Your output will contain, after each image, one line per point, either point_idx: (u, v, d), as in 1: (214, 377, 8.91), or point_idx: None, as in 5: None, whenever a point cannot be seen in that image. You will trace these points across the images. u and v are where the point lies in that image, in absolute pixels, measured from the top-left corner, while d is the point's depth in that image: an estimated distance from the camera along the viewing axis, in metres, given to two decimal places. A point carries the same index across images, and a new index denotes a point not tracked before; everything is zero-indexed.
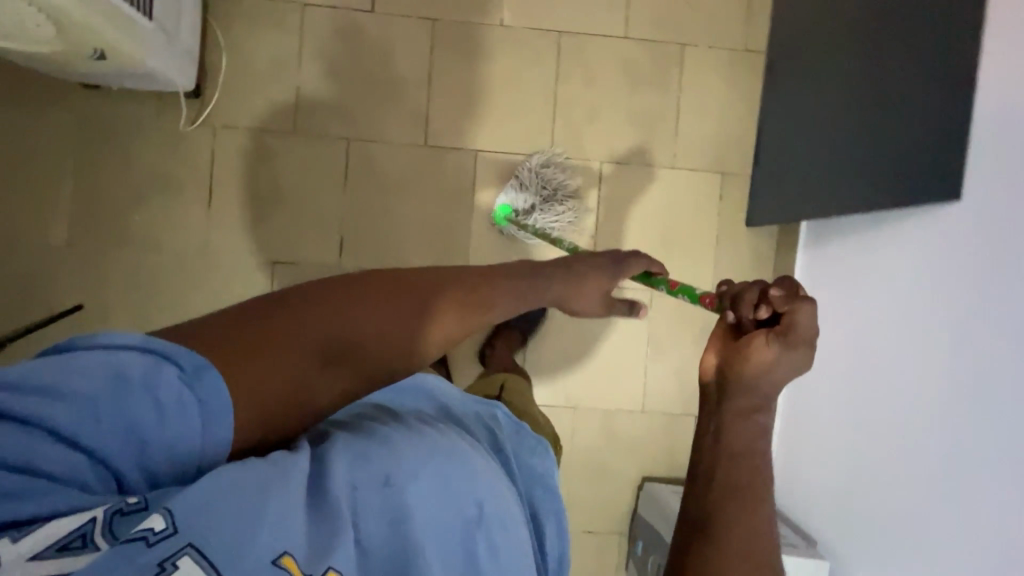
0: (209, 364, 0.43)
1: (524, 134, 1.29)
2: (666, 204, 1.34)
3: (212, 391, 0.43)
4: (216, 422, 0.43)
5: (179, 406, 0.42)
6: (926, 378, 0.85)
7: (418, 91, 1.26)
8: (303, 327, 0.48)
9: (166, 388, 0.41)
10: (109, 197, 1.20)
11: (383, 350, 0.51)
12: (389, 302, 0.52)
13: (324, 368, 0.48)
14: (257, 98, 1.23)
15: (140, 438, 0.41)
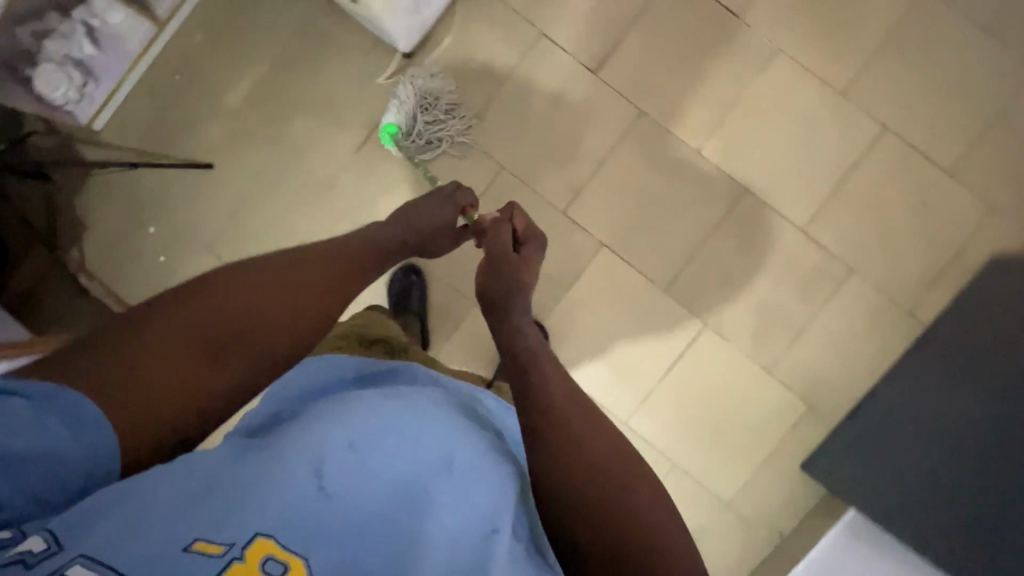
0: (64, 389, 0.54)
1: (653, 255, 1.26)
2: (739, 400, 1.25)
3: (61, 413, 0.53)
4: (90, 433, 0.54)
5: (33, 427, 0.52)
6: None
7: (586, 163, 1.27)
8: (168, 332, 0.61)
9: (15, 416, 0.52)
10: (289, 97, 1.30)
11: (257, 329, 0.67)
12: (229, 290, 0.67)
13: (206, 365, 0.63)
14: (453, 86, 1.28)
15: (5, 467, 0.50)
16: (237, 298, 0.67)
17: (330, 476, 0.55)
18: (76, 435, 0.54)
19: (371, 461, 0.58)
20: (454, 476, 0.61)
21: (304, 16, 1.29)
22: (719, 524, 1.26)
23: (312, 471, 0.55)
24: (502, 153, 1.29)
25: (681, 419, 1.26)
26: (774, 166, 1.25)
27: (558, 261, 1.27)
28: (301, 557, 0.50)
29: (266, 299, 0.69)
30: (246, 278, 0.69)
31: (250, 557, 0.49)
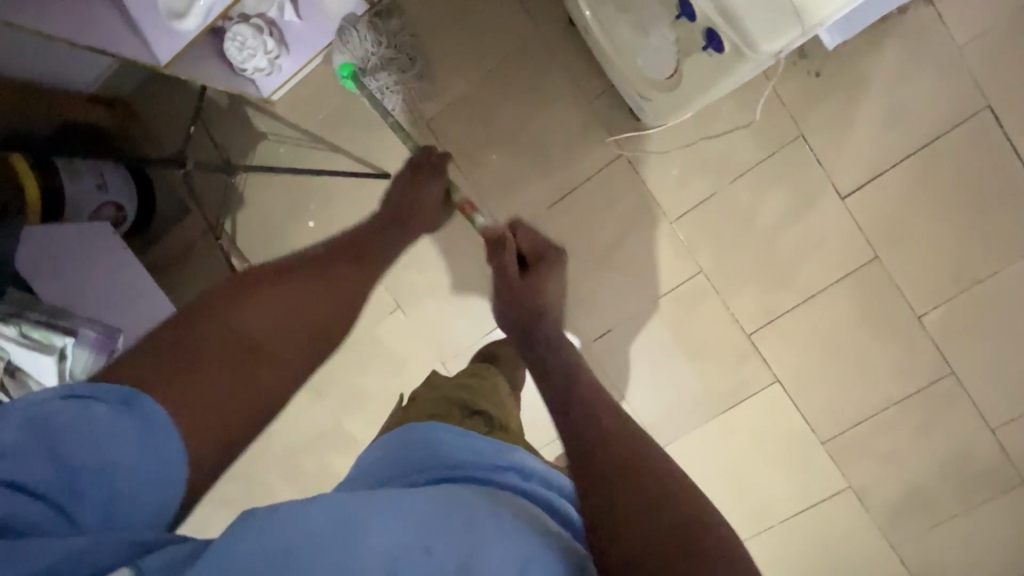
0: (134, 393, 0.57)
1: (826, 408, 1.18)
2: (850, 566, 1.23)
3: (136, 419, 0.56)
4: (159, 439, 0.57)
5: (107, 431, 0.55)
6: None
7: (793, 295, 1.14)
8: (224, 339, 0.67)
9: (97, 420, 0.55)
10: (487, 123, 1.14)
11: (282, 340, 0.73)
12: (253, 294, 0.73)
13: (254, 366, 0.68)
14: (676, 166, 1.11)
15: (91, 483, 0.53)
16: (275, 309, 0.74)
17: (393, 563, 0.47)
18: (143, 446, 0.56)
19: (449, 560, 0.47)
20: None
21: (532, 35, 1.10)
22: None
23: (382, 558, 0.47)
24: (705, 255, 1.14)
25: (785, 561, 1.26)
26: (996, 358, 1.12)
27: (723, 384, 1.20)
28: None
29: (298, 314, 0.76)
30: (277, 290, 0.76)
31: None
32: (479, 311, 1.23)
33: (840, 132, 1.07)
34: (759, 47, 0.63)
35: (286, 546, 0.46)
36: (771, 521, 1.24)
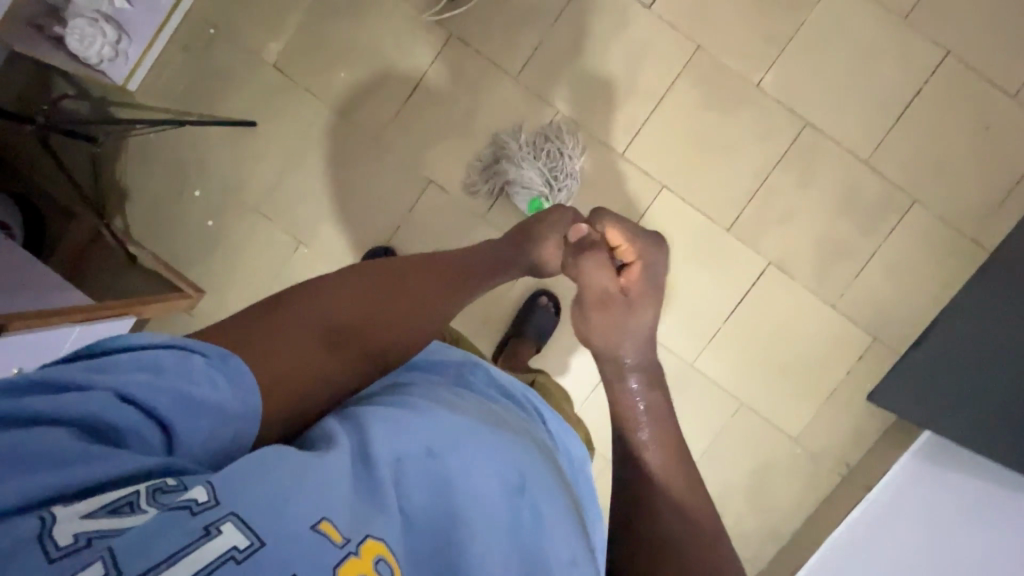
0: (232, 354, 0.49)
1: (717, 194, 1.24)
2: (804, 340, 1.25)
3: (229, 375, 0.48)
4: (247, 396, 0.48)
5: (204, 380, 0.45)
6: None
7: (643, 104, 1.23)
8: (302, 316, 0.58)
9: (200, 371, 0.45)
10: (331, 46, 1.24)
11: (372, 334, 0.62)
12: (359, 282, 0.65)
13: (320, 349, 0.57)
14: (500, 29, 1.23)
15: (184, 415, 0.43)
16: (363, 287, 0.65)
17: (397, 476, 0.43)
18: (238, 396, 0.47)
19: (453, 474, 0.45)
20: (533, 497, 0.48)
21: None
22: (789, 466, 1.26)
23: (391, 471, 0.43)
24: (555, 96, 1.23)
25: (745, 359, 1.26)
26: (835, 97, 1.22)
27: (620, 207, 1.25)
28: (342, 532, 0.37)
29: (386, 303, 0.65)
30: (371, 279, 0.66)
31: (361, 561, 0.37)
32: (375, 220, 1.26)
33: None
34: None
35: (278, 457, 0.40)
36: (716, 323, 1.25)
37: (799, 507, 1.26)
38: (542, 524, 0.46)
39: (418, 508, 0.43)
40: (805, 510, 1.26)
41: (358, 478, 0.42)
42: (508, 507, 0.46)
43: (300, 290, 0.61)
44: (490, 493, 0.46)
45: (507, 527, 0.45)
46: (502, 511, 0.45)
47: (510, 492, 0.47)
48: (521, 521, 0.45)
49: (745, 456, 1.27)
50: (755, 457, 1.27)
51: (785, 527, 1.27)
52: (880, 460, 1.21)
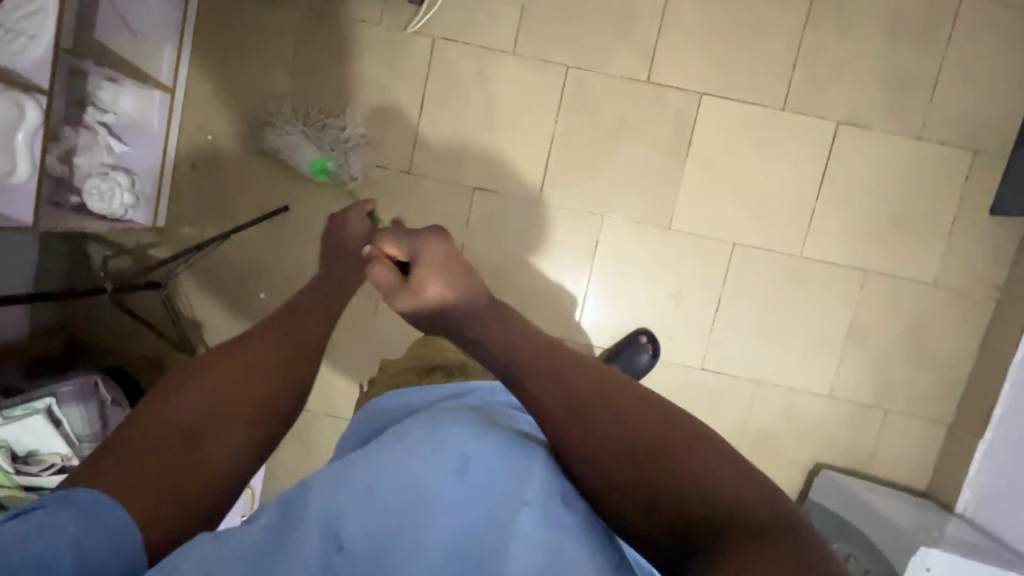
0: (74, 488, 0.45)
1: (759, 78, 1.17)
2: (903, 182, 1.18)
3: (77, 510, 0.43)
4: (103, 516, 0.44)
5: (43, 531, 0.41)
6: None
7: (649, 22, 1.16)
8: (152, 432, 0.51)
9: (33, 525, 0.41)
10: (326, 101, 1.21)
11: (237, 400, 0.56)
12: (211, 360, 0.58)
13: (183, 448, 0.50)
14: (479, 12, 1.17)
15: None
16: (223, 368, 0.58)
17: (325, 530, 0.44)
18: (88, 524, 0.43)
19: (388, 489, 0.46)
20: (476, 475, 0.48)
21: (303, 9, 1.19)
22: (939, 311, 1.20)
23: (314, 531, 0.44)
24: (560, 54, 1.18)
25: (850, 226, 1.20)
26: None
27: (668, 132, 1.19)
28: None
29: (257, 368, 0.59)
30: (215, 363, 0.58)
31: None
32: None
33: None
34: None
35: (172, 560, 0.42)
36: (808, 204, 1.20)
37: (962, 348, 1.20)
38: (499, 481, 0.48)
39: (359, 539, 0.44)
40: (970, 348, 1.20)
41: (273, 540, 0.44)
42: (453, 487, 0.47)
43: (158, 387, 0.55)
44: (428, 483, 0.47)
45: (444, 506, 0.46)
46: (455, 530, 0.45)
47: (456, 474, 0.47)
48: (457, 496, 0.46)
49: (888, 319, 1.21)
50: (900, 317, 1.21)
51: (957, 372, 1.21)
52: None
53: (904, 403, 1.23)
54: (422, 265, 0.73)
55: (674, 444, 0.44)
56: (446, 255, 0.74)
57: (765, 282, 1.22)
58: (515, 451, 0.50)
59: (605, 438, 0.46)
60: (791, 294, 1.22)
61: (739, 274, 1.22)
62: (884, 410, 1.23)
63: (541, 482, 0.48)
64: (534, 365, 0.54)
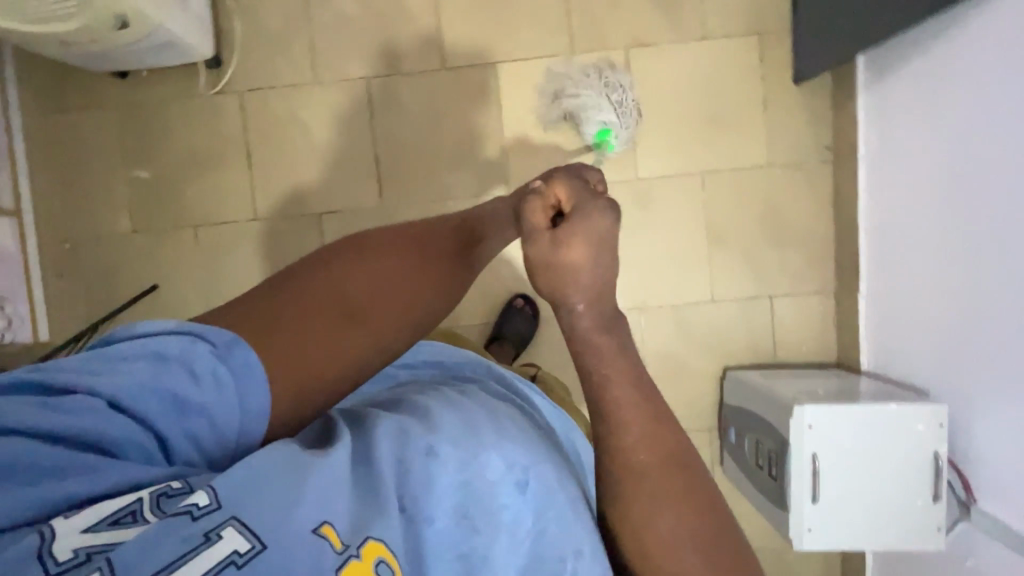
0: (238, 339, 0.46)
1: (541, 32, 1.24)
2: (705, 82, 1.24)
3: (240, 366, 0.45)
4: (250, 389, 0.45)
5: (213, 381, 0.44)
6: (946, 220, 0.95)
7: (426, 16, 1.24)
8: (318, 304, 0.51)
9: (204, 364, 0.44)
10: (163, 178, 1.28)
11: (395, 311, 0.54)
12: (398, 262, 0.56)
13: (345, 328, 0.51)
14: (274, 56, 1.25)
15: (174, 416, 0.43)
16: (400, 267, 0.56)
17: (399, 488, 0.43)
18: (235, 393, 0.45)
19: (452, 471, 0.45)
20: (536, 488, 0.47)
21: (118, 103, 1.27)
22: (781, 187, 1.24)
23: (396, 495, 0.42)
24: (358, 69, 1.25)
25: (674, 137, 1.24)
26: None
27: (479, 105, 1.25)
28: (326, 531, 0.38)
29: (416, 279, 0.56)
30: (394, 243, 0.57)
31: (364, 564, 0.37)
32: None
33: None
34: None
35: (246, 477, 0.39)
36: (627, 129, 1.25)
37: (817, 214, 1.23)
38: (560, 494, 0.48)
39: (437, 522, 0.42)
40: (824, 212, 1.23)
41: (361, 490, 0.42)
42: (512, 504, 0.45)
43: (336, 259, 0.55)
44: (501, 496, 0.45)
45: (508, 524, 0.45)
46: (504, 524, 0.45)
47: (520, 487, 0.47)
48: (520, 520, 0.45)
49: (739, 210, 1.24)
50: (749, 204, 1.24)
51: (820, 238, 1.24)
52: (847, 123, 1.19)
53: (784, 283, 1.25)
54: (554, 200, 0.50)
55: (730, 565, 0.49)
56: (612, 238, 0.47)
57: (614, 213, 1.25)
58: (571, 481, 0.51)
59: (655, 535, 0.50)
60: (642, 216, 1.25)
61: None
62: (768, 296, 1.25)
63: (586, 530, 0.48)
64: (670, 466, 0.51)
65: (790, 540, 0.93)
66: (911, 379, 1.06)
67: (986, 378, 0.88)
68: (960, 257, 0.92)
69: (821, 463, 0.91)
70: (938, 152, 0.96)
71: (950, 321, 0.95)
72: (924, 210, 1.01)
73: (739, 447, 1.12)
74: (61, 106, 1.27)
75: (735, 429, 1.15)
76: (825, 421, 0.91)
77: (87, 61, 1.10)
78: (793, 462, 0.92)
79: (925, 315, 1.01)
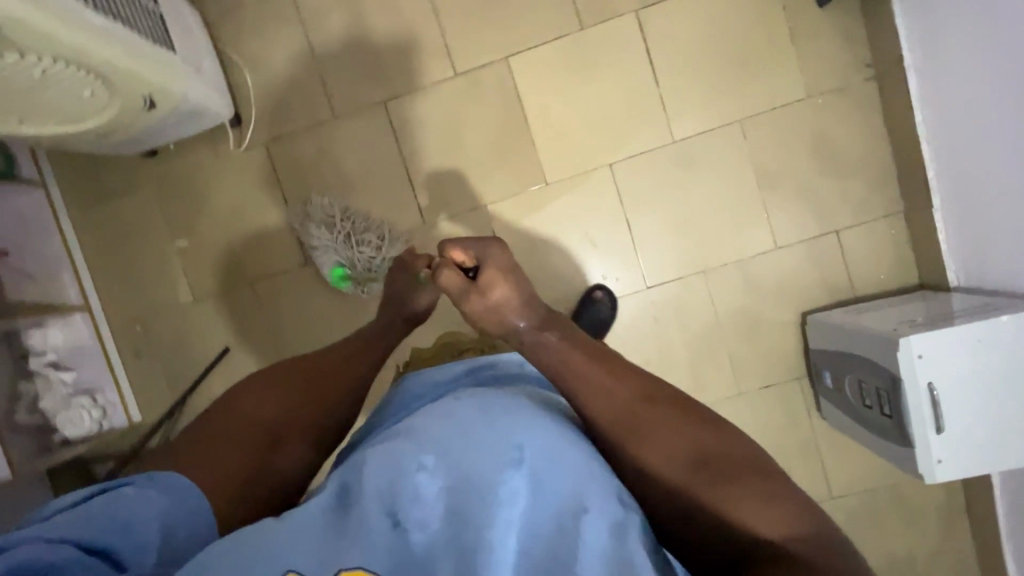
0: (166, 472, 0.63)
1: (547, 15, 1.21)
2: (725, 26, 1.18)
3: (166, 486, 0.62)
4: (187, 496, 0.62)
5: (144, 501, 0.59)
6: (1013, 114, 0.89)
7: (430, 26, 1.22)
8: (238, 431, 0.71)
9: (132, 496, 0.60)
10: (212, 243, 1.31)
11: (290, 422, 0.74)
12: (282, 387, 0.76)
13: (256, 450, 0.70)
14: (290, 102, 1.26)
15: (130, 534, 0.57)
16: (280, 392, 0.76)
17: (387, 505, 0.53)
18: (175, 497, 0.61)
19: (440, 477, 0.54)
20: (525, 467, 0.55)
21: (154, 180, 1.30)
22: (826, 117, 1.18)
23: (381, 512, 0.53)
24: (373, 96, 1.25)
25: (704, 90, 1.20)
26: None
27: (498, 104, 1.23)
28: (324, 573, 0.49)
29: (299, 395, 0.76)
30: (275, 376, 0.78)
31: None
32: (365, 311, 1.29)
33: None
34: (49, 54, 0.75)
35: (260, 543, 0.52)
36: (655, 94, 1.21)
37: (869, 136, 1.18)
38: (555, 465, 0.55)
39: (428, 525, 0.52)
40: (876, 132, 1.17)
41: (344, 521, 0.53)
42: (506, 483, 0.54)
43: (238, 399, 0.75)
44: (492, 481, 0.54)
45: (506, 500, 0.53)
46: (495, 502, 0.53)
47: (512, 465, 0.54)
48: (517, 494, 0.54)
49: (785, 150, 1.20)
50: (795, 141, 1.19)
51: (878, 160, 1.18)
52: (885, 34, 1.12)
53: (848, 215, 1.20)
54: (490, 266, 0.70)
55: (744, 479, 0.56)
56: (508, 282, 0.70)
57: (659, 181, 1.22)
58: (577, 446, 0.56)
59: (665, 459, 0.59)
60: (687, 178, 1.22)
61: (633, 186, 1.22)
62: (834, 231, 1.20)
63: (597, 490, 0.54)
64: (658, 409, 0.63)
65: (923, 477, 0.90)
66: (1007, 286, 1.01)
67: None
68: None
69: (941, 393, 0.87)
70: (992, 46, 0.90)
71: None
72: (983, 105, 0.95)
73: (838, 390, 1.09)
74: (102, 195, 1.31)
75: (829, 372, 1.11)
76: (935, 349, 0.87)
77: (121, 147, 1.12)
78: (911, 398, 0.88)
79: (1009, 218, 0.96)
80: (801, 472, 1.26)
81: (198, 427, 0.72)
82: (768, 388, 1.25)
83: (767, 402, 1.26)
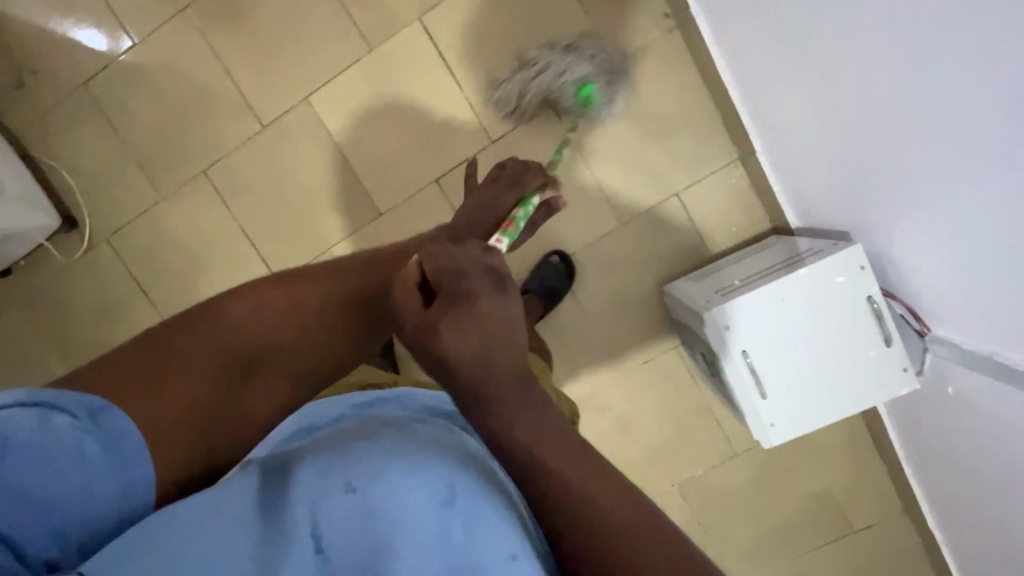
0: (102, 404, 0.51)
1: (334, 46, 1.17)
2: (510, 13, 1.13)
3: (99, 437, 0.50)
4: (123, 464, 0.50)
5: (64, 460, 0.48)
6: (789, 45, 0.84)
7: (225, 84, 1.20)
8: (194, 353, 0.58)
9: (61, 439, 0.48)
10: (85, 346, 1.30)
11: (282, 341, 0.64)
12: (282, 292, 0.65)
13: (212, 384, 0.58)
14: (118, 191, 1.26)
15: (41, 502, 0.47)
16: (267, 302, 0.64)
17: (313, 524, 0.47)
18: (102, 466, 0.49)
19: (373, 498, 0.47)
20: (461, 507, 0.49)
21: (14, 298, 1.31)
22: (637, 80, 1.13)
23: (305, 530, 0.46)
24: (194, 165, 1.24)
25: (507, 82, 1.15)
26: None
27: (313, 145, 1.21)
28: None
29: (280, 313, 0.64)
30: (296, 278, 0.67)
31: None
32: None
33: (76, 32, 1.21)
34: None
35: (160, 548, 0.45)
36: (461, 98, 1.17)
37: (684, 89, 1.12)
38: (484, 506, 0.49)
39: (350, 549, 0.46)
40: (691, 83, 1.12)
41: (264, 531, 0.46)
42: (434, 523, 0.47)
43: (242, 301, 0.63)
44: (424, 520, 0.47)
45: (434, 543, 0.47)
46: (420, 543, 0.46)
47: (442, 506, 0.48)
48: (445, 536, 0.47)
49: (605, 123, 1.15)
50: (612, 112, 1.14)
51: (699, 111, 1.12)
52: None
53: (686, 174, 1.15)
54: (471, 315, 0.47)
55: None
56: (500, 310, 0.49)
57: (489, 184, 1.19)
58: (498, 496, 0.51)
59: None
60: None
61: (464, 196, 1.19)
62: (675, 193, 1.16)
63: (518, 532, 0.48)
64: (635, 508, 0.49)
65: (758, 441, 0.88)
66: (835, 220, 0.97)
67: (894, 195, 0.79)
68: (817, 81, 0.82)
69: (755, 359, 0.85)
70: None
71: (837, 150, 0.85)
72: (764, 41, 0.90)
73: None
74: None
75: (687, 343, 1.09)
76: (739, 317, 0.84)
77: None
78: (727, 369, 0.86)
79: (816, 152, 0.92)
80: (702, 436, 1.25)
81: (154, 337, 0.58)
82: (648, 364, 1.24)
83: (651, 377, 1.24)
